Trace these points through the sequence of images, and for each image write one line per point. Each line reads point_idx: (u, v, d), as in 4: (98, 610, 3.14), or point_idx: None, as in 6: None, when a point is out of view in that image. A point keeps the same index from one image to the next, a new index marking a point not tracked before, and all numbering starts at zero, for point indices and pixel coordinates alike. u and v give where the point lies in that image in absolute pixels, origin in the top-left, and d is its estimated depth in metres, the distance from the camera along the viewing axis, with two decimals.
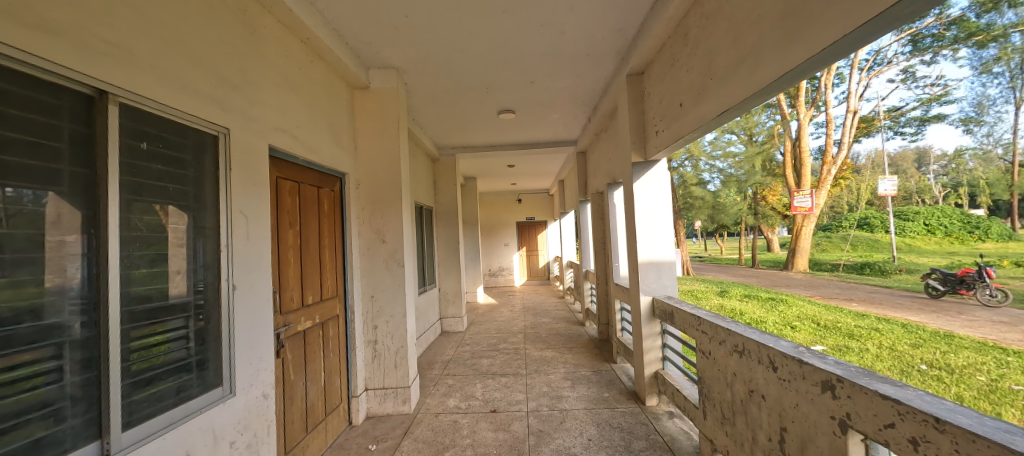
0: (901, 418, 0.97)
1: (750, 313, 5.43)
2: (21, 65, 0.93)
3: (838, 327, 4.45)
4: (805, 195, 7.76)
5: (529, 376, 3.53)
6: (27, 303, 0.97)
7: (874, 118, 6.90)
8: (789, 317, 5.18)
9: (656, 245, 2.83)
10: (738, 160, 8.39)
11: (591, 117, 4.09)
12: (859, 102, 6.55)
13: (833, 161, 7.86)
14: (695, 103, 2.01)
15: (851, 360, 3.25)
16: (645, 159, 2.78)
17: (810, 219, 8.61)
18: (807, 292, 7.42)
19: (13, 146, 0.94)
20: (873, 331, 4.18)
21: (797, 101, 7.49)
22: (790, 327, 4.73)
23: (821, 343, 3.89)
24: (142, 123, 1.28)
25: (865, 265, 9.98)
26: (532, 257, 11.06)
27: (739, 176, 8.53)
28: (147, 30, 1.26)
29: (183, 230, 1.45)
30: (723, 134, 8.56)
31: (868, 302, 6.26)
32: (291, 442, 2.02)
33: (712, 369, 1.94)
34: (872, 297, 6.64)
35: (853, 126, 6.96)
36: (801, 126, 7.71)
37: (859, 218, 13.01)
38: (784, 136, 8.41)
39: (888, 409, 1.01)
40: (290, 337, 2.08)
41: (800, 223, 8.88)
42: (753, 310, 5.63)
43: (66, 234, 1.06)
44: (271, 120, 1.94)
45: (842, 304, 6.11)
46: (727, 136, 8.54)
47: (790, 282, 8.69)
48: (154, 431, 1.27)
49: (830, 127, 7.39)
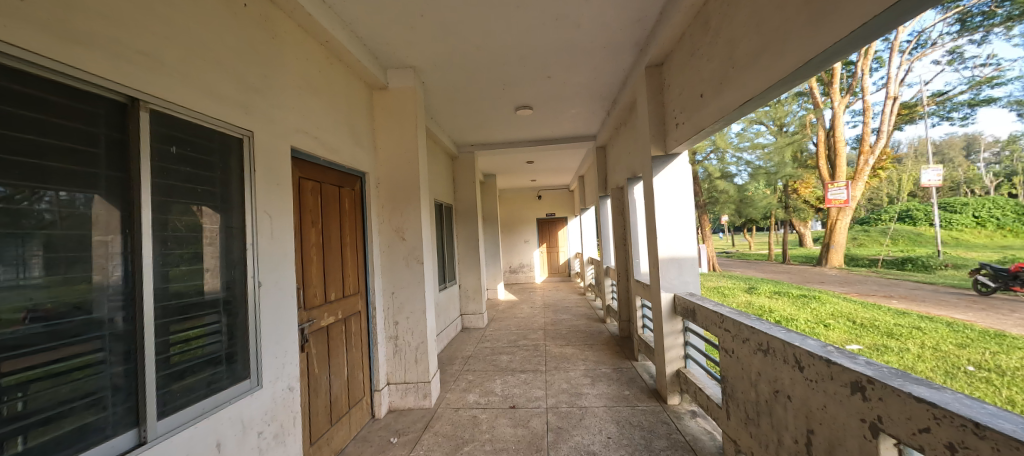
0: (938, 423, 0.92)
1: (779, 310, 5.25)
2: (65, 78, 1.00)
3: (875, 326, 4.23)
4: (839, 187, 7.42)
5: (548, 372, 3.52)
6: (81, 297, 1.05)
7: (917, 105, 6.41)
8: (823, 315, 4.98)
9: (679, 241, 2.76)
10: (767, 150, 7.81)
11: (611, 110, 4.01)
12: (899, 88, 6.07)
13: (869, 151, 7.23)
14: (715, 94, 1.95)
15: (889, 361, 3.09)
16: (665, 152, 2.71)
17: (845, 212, 8.21)
18: (842, 289, 7.07)
19: (55, 152, 1.00)
20: (914, 329, 3.96)
21: (831, 89, 7.12)
22: (822, 325, 4.55)
23: (857, 343, 3.72)
24: (173, 129, 1.34)
25: (907, 261, 9.47)
26: (552, 254, 11.05)
27: (767, 169, 8.00)
28: (173, 38, 1.30)
29: (214, 230, 1.51)
30: (750, 125, 7.82)
31: (909, 299, 5.95)
32: (316, 433, 2.08)
33: (736, 368, 1.89)
34: (915, 294, 6.31)
35: (892, 113, 6.47)
36: (836, 114, 7.23)
37: (900, 210, 12.28)
38: (817, 125, 7.87)
39: (923, 412, 0.96)
40: (313, 333, 2.14)
41: (834, 217, 8.49)
42: (783, 308, 5.45)
43: (107, 234, 1.13)
44: (293, 122, 1.98)
45: (880, 301, 5.84)
46: (755, 126, 7.77)
47: (823, 279, 8.33)
48: (187, 420, 1.32)
49: (868, 114, 6.97)
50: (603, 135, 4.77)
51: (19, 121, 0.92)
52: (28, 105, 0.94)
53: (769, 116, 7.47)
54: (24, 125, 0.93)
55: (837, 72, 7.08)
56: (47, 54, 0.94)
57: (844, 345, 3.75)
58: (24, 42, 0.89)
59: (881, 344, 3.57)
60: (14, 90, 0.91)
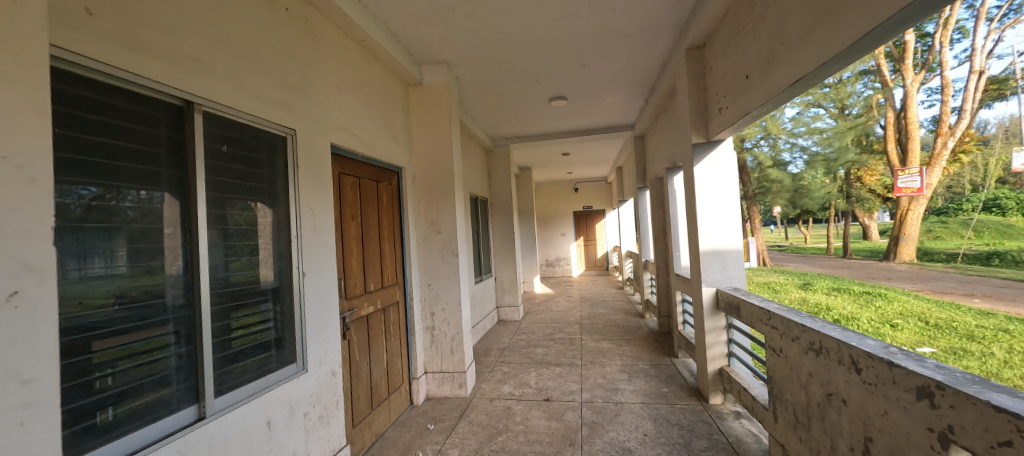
0: (1022, 436, 0.82)
1: (837, 309, 4.89)
2: (128, 84, 1.10)
3: (951, 328, 3.82)
4: (912, 174, 6.36)
5: (584, 367, 3.50)
6: (154, 285, 1.17)
7: (1009, 78, 5.38)
8: (889, 314, 4.56)
9: (723, 233, 2.62)
10: (825, 136, 6.95)
11: (649, 98, 3.86)
12: (987, 61, 5.28)
13: (949, 133, 6.18)
14: (762, 76, 1.82)
15: (972, 366, 2.78)
16: (708, 139, 2.57)
17: (918, 202, 7.02)
18: (911, 286, 6.43)
19: (125, 153, 1.10)
20: (1001, 332, 3.52)
21: (902, 66, 5.97)
22: (888, 324, 4.19)
23: (929, 345, 3.39)
24: (224, 129, 1.43)
25: (993, 256, 8.41)
26: (590, 247, 10.90)
27: (827, 155, 7.16)
28: (224, 44, 1.39)
29: (266, 223, 1.62)
30: (807, 108, 6.94)
31: (995, 299, 5.30)
32: (358, 417, 2.19)
33: (785, 369, 1.78)
34: (1002, 294, 5.61)
35: (978, 90, 5.61)
36: (908, 94, 6.08)
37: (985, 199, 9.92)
38: (886, 105, 6.48)
39: (1004, 424, 0.85)
40: (354, 321, 2.24)
41: (905, 208, 7.29)
42: (842, 306, 5.06)
43: (173, 227, 1.24)
44: (333, 120, 2.07)
45: (959, 300, 5.26)
46: (813, 109, 6.92)
47: (887, 275, 7.61)
48: (240, 398, 1.43)
49: (947, 91, 6.05)
50: (641, 124, 4.60)
51: (91, 125, 1.01)
52: (99, 111, 1.04)
53: (829, 98, 6.60)
54: (96, 128, 1.03)
55: (910, 44, 5.87)
56: (112, 62, 1.03)
57: (914, 348, 3.43)
58: (93, 52, 0.98)
59: (959, 348, 3.23)
60: (86, 97, 1.01)
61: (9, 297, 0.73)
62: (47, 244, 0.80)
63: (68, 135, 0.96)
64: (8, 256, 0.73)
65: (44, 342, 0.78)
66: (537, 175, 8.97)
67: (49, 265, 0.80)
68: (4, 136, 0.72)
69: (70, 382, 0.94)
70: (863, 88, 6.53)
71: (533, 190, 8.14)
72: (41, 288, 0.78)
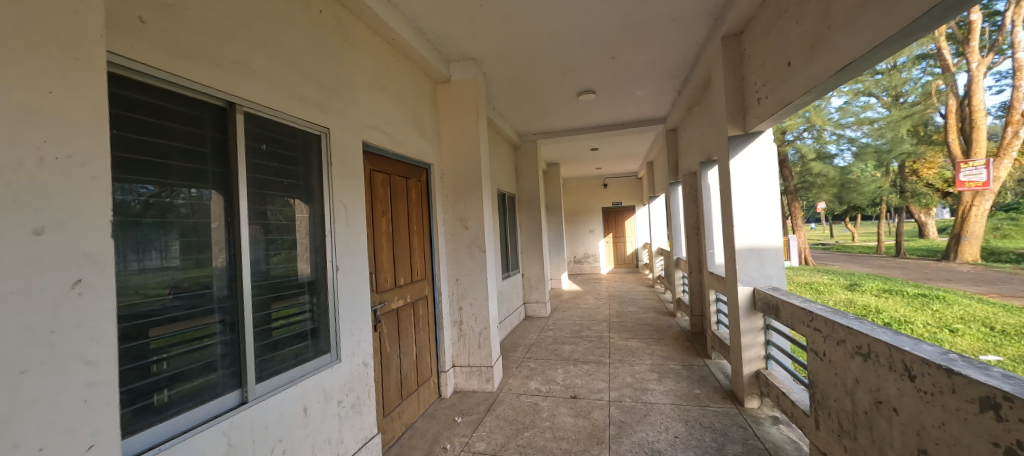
0: None
1: (889, 311, 4.55)
2: (177, 87, 1.17)
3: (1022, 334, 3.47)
4: (977, 167, 5.52)
5: (612, 365, 3.45)
6: (202, 276, 1.25)
7: None
8: (948, 318, 4.19)
9: (762, 230, 2.50)
10: (876, 126, 6.36)
11: (682, 89, 3.72)
12: None
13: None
14: (806, 63, 1.71)
15: None
16: (745, 131, 2.45)
17: (984, 197, 6.34)
18: (975, 288, 5.87)
19: (175, 152, 1.19)
20: None
21: (966, 48, 5.37)
22: (947, 329, 3.85)
23: (996, 353, 3.09)
24: (263, 128, 1.51)
25: None
26: (619, 244, 10.68)
27: (877, 146, 6.52)
28: (263, 48, 1.46)
29: (303, 218, 1.70)
30: (856, 97, 6.44)
31: None
32: (389, 406, 2.27)
33: (828, 374, 1.68)
34: None
35: None
36: (973, 80, 5.50)
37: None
38: (946, 92, 5.83)
39: None
40: (385, 314, 2.32)
41: (967, 204, 6.59)
42: (894, 308, 4.70)
43: (218, 222, 1.32)
44: (365, 119, 2.13)
45: None
46: (864, 98, 6.36)
47: (947, 276, 6.98)
48: (279, 385, 1.51)
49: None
50: (673, 117, 4.46)
51: (144, 126, 1.10)
52: (152, 113, 1.12)
53: (880, 86, 6.06)
54: (148, 129, 1.11)
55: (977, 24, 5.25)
56: (163, 68, 1.11)
57: (978, 355, 3.14)
58: (146, 58, 1.06)
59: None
60: (140, 101, 1.09)
61: (73, 285, 0.78)
62: (107, 237, 0.84)
63: (124, 136, 1.04)
64: (70, 246, 0.77)
65: (105, 328, 0.83)
66: (565, 171, 8.88)
67: (107, 255, 0.84)
68: (64, 137, 0.76)
69: (127, 364, 1.03)
70: (922, 74, 5.90)
71: (560, 186, 8.07)
72: (101, 276, 0.82)
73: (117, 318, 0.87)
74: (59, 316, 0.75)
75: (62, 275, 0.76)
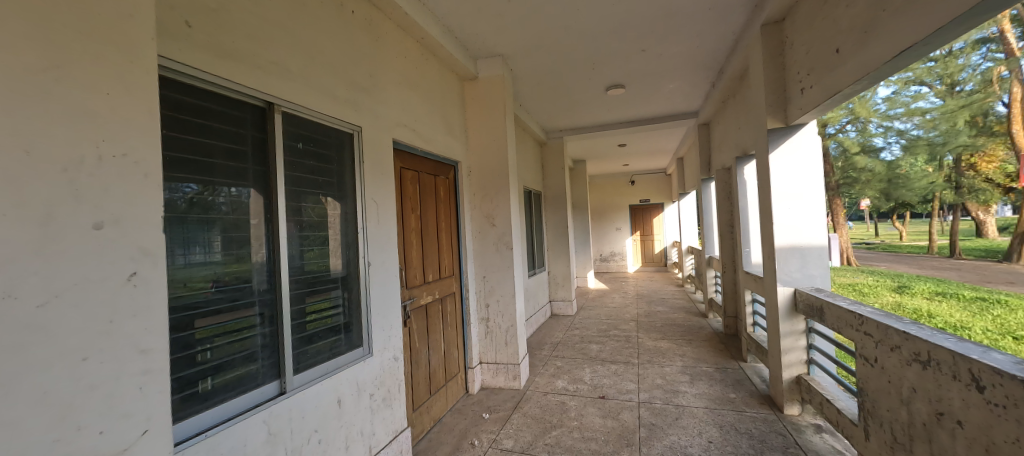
0: None
1: (944, 316, 4.22)
2: (221, 89, 1.23)
3: None
4: None
5: (641, 366, 3.38)
6: (242, 271, 1.31)
7: None
8: (1014, 325, 3.84)
9: (805, 227, 2.37)
10: (928, 117, 5.80)
11: (716, 81, 3.59)
12: None
13: None
14: (857, 48, 1.60)
15: None
16: (785, 124, 2.33)
17: None
18: None
19: (218, 152, 1.24)
20: None
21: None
22: (1014, 337, 3.53)
23: None
24: (299, 128, 1.56)
25: None
26: (646, 243, 10.45)
27: (930, 139, 5.98)
28: (298, 49, 1.51)
29: (335, 215, 1.75)
30: (906, 86, 5.95)
31: None
32: (418, 401, 2.32)
33: (879, 381, 1.57)
34: None
35: None
36: None
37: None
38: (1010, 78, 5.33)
39: None
40: (414, 309, 2.36)
41: None
42: (949, 313, 4.35)
43: (257, 218, 1.38)
44: (395, 117, 2.18)
45: None
46: (914, 88, 5.85)
47: (1011, 279, 6.39)
48: (314, 377, 1.56)
49: None
50: (706, 110, 4.31)
51: (192, 128, 1.16)
52: (198, 114, 1.18)
53: (932, 74, 5.52)
54: (195, 130, 1.17)
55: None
56: (206, 69, 1.16)
57: None
58: (190, 60, 1.11)
59: None
60: (186, 102, 1.14)
61: (128, 277, 0.82)
62: (159, 231, 0.89)
63: (175, 136, 1.11)
64: (126, 240, 0.82)
65: (157, 318, 0.87)
66: (591, 168, 8.78)
67: (159, 249, 0.88)
68: (118, 138, 0.81)
69: (177, 353, 1.09)
70: (982, 60, 5.32)
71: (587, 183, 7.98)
72: (155, 269, 0.87)
73: (168, 308, 0.91)
74: (116, 306, 0.80)
75: (119, 267, 0.81)
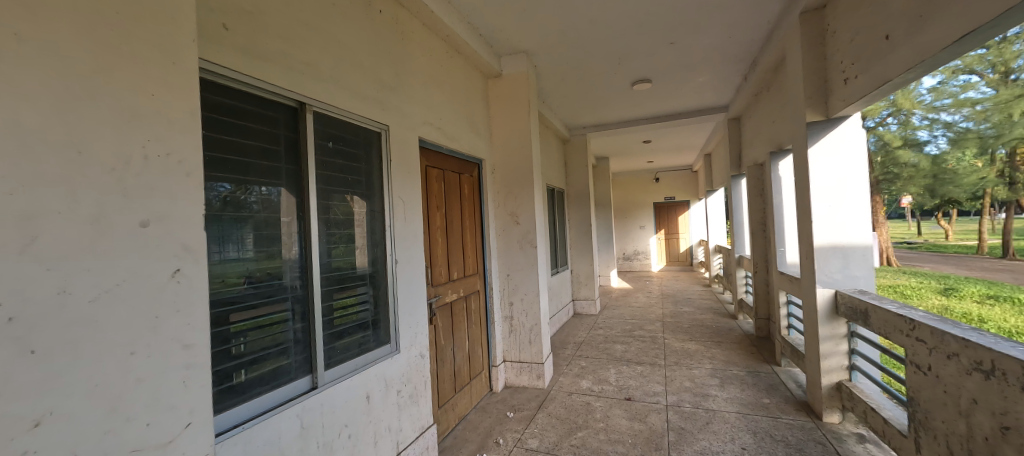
0: None
1: (1000, 321, 3.93)
2: (256, 90, 1.27)
3: None
4: None
5: (668, 368, 3.31)
6: (274, 268, 1.34)
7: None
8: None
9: (847, 225, 2.26)
10: (980, 108, 5.33)
11: (749, 74, 3.46)
12: None
13: None
14: (909, 34, 1.51)
15: None
16: (827, 117, 2.22)
17: None
18: None
19: (254, 151, 1.28)
20: None
21: None
22: None
23: None
24: (330, 127, 1.59)
25: None
26: (671, 241, 10.22)
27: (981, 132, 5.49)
28: (329, 50, 1.54)
29: (362, 213, 1.77)
30: (956, 74, 5.49)
31: None
32: (444, 398, 2.34)
33: (933, 390, 1.48)
34: None
35: None
36: None
37: None
38: None
39: None
40: (439, 307, 2.38)
41: None
42: (1004, 318, 4.05)
43: (289, 216, 1.41)
44: (421, 115, 2.19)
45: None
46: (962, 77, 5.32)
47: None
48: (344, 373, 1.60)
49: None
50: (737, 104, 4.16)
51: (229, 128, 1.20)
52: (235, 115, 1.22)
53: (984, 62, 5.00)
54: (233, 130, 1.21)
55: None
56: (242, 71, 1.19)
57: None
58: (227, 62, 1.14)
59: None
60: (222, 103, 1.18)
61: (172, 274, 0.85)
62: (200, 228, 0.91)
63: (215, 137, 1.15)
64: (171, 238, 0.85)
65: (199, 314, 0.90)
66: (615, 165, 8.66)
67: (201, 246, 0.91)
68: (162, 138, 0.83)
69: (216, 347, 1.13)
70: None
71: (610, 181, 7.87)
72: (197, 266, 0.90)
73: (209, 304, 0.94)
74: (161, 301, 0.83)
75: (165, 264, 0.84)
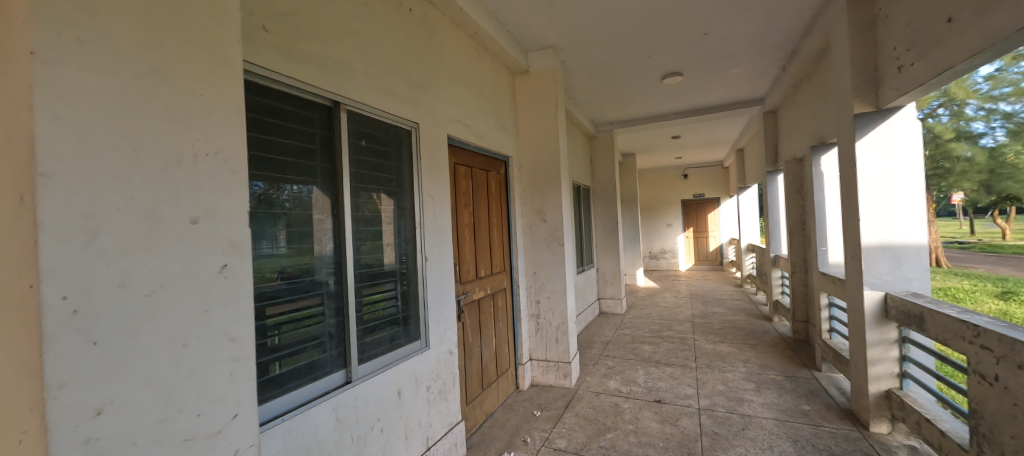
0: None
1: None
2: (293, 90, 1.30)
3: None
4: None
5: (699, 370, 3.22)
6: (307, 264, 1.38)
7: None
8: None
9: (901, 223, 2.12)
10: None
11: (788, 64, 3.30)
12: None
13: None
14: (976, 16, 1.40)
15: None
16: (878, 108, 2.09)
17: None
18: None
19: (292, 150, 1.33)
20: None
21: None
22: None
23: None
24: (362, 126, 1.62)
25: None
26: (699, 240, 9.93)
27: None
28: (362, 49, 1.57)
29: (391, 211, 1.80)
30: None
31: None
32: (471, 395, 2.36)
33: (1000, 402, 1.38)
34: None
35: None
36: None
37: None
38: None
39: None
40: (467, 304, 2.40)
41: None
42: None
43: (323, 214, 1.45)
44: (450, 113, 2.21)
45: None
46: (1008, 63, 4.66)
47: None
48: (377, 368, 1.63)
49: None
50: (774, 96, 3.99)
51: (269, 128, 1.24)
52: (274, 115, 1.26)
53: None
54: (272, 129, 1.25)
55: None
56: (280, 71, 1.23)
57: None
58: (268, 63, 1.18)
59: None
60: (262, 103, 1.22)
61: (220, 269, 0.88)
62: (245, 224, 0.94)
63: (256, 136, 1.19)
64: (220, 234, 0.88)
65: (244, 308, 0.93)
66: (642, 161, 8.49)
67: (245, 242, 0.94)
68: (211, 137, 0.87)
69: None
70: None
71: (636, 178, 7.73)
72: (242, 262, 0.93)
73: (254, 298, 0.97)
74: (211, 295, 0.86)
75: (213, 259, 0.87)
